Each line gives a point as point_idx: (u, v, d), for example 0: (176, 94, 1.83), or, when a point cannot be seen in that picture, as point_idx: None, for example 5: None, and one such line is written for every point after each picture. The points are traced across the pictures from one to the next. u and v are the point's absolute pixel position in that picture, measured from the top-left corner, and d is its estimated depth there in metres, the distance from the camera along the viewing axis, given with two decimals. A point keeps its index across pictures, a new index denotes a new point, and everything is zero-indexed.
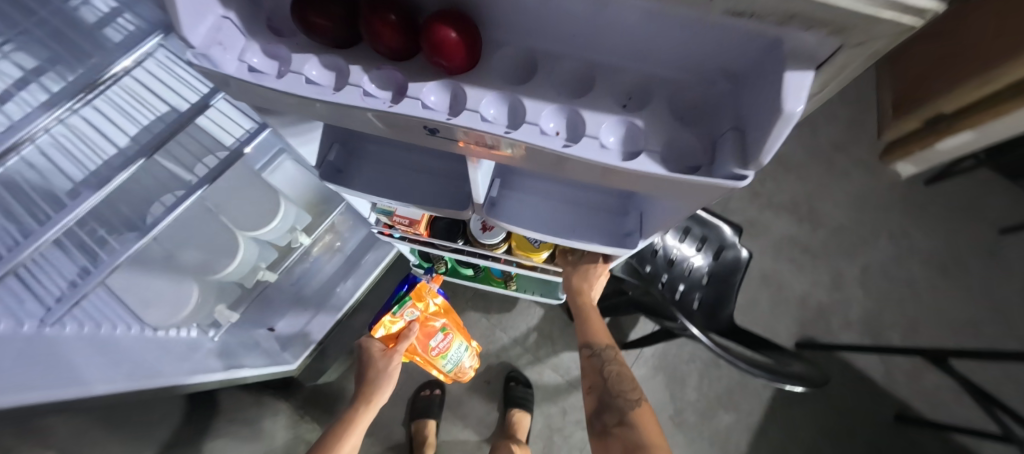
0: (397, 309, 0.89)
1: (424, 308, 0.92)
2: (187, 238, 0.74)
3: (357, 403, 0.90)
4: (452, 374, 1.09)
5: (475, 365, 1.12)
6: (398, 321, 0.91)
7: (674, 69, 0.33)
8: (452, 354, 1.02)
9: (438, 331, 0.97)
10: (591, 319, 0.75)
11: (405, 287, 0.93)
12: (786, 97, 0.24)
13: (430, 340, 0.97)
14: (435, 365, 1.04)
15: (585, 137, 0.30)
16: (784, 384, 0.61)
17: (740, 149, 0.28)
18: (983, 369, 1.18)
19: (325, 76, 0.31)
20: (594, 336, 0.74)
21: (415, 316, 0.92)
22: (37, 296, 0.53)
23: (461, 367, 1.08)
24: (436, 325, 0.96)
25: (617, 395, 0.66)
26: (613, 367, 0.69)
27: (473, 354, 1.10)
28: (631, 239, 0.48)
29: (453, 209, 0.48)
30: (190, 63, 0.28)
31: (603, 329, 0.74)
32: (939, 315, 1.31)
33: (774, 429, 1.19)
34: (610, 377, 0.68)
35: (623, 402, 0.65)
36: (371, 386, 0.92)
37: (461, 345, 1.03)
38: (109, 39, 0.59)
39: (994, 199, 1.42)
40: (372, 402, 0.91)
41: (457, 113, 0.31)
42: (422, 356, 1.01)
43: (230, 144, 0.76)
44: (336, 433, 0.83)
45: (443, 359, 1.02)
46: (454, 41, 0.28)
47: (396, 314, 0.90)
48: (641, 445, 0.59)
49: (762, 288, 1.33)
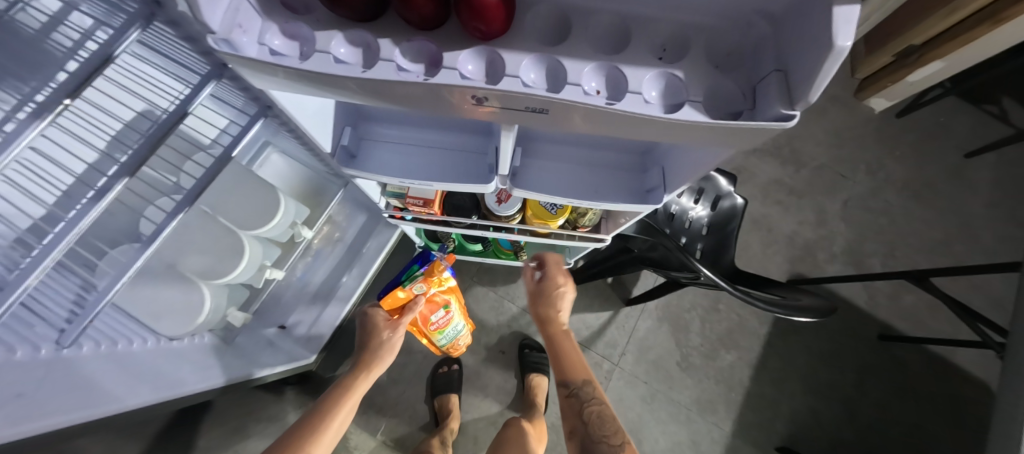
0: (407, 283, 0.84)
1: (434, 283, 0.88)
2: (186, 243, 0.68)
3: (358, 370, 0.88)
4: (445, 348, 1.10)
5: (468, 341, 1.14)
6: (406, 293, 0.86)
7: (708, 14, 0.32)
8: (448, 330, 1.03)
9: (441, 307, 0.95)
10: (568, 359, 0.81)
11: (420, 263, 0.85)
12: (839, 30, 0.24)
13: (433, 315, 0.96)
14: (430, 338, 1.04)
15: (629, 94, 0.30)
16: (791, 316, 0.67)
17: (785, 91, 0.28)
18: (951, 284, 1.29)
19: (353, 53, 0.30)
20: (570, 375, 0.79)
21: (424, 291, 0.88)
22: (47, 320, 0.51)
23: (454, 343, 1.10)
24: (441, 301, 0.94)
25: (600, 439, 0.69)
26: (593, 408, 0.74)
27: (468, 334, 1.11)
28: (654, 195, 0.49)
29: (478, 184, 0.46)
30: (213, 51, 0.27)
31: (584, 367, 0.80)
32: (912, 239, 1.41)
33: (771, 361, 1.29)
34: (591, 419, 0.72)
35: (607, 446, 0.68)
36: (372, 355, 0.90)
37: (458, 323, 1.03)
38: (51, 39, 0.46)
39: (959, 124, 1.50)
40: (372, 370, 0.88)
41: (497, 80, 0.30)
42: (420, 328, 1.01)
43: (207, 144, 0.68)
44: (334, 398, 0.80)
45: (439, 334, 1.02)
46: (494, 4, 0.27)
47: (406, 288, 0.85)
48: None
49: (754, 233, 1.39)
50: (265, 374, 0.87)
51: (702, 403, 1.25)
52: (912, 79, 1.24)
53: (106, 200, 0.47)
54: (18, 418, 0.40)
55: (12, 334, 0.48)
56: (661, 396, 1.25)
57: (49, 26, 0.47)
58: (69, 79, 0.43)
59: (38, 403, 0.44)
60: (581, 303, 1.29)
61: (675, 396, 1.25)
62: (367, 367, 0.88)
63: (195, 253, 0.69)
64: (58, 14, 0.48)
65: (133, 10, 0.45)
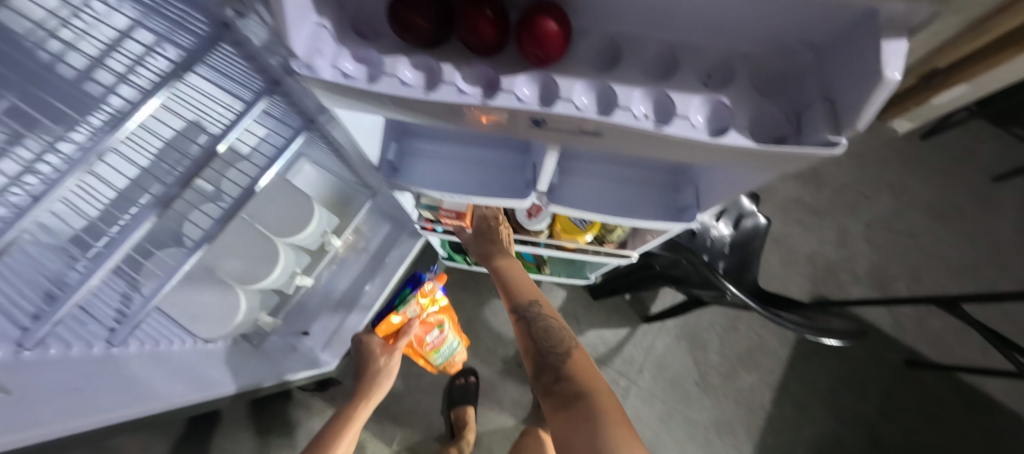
0: (400, 307, 0.83)
1: (427, 306, 0.87)
2: (226, 249, 0.70)
3: (356, 400, 0.91)
4: (441, 366, 1.09)
5: (463, 358, 1.13)
6: (400, 317, 0.86)
7: (754, 44, 0.34)
8: (444, 349, 1.02)
9: (436, 327, 0.94)
10: (512, 280, 0.73)
11: (411, 285, 0.82)
12: (886, 65, 0.25)
13: (427, 335, 0.95)
14: (425, 357, 1.04)
15: (677, 118, 0.32)
16: (819, 337, 0.66)
17: (831, 118, 0.30)
18: (982, 310, 1.25)
19: (417, 76, 0.32)
20: (518, 296, 0.71)
21: (416, 314, 0.88)
22: (97, 318, 0.55)
23: (451, 360, 1.08)
24: (435, 321, 0.94)
25: (550, 351, 0.62)
26: (542, 323, 0.67)
27: (463, 349, 1.10)
28: (688, 213, 0.50)
29: (515, 199, 0.47)
30: (295, 74, 0.29)
31: (531, 287, 0.72)
32: (939, 262, 1.38)
33: (794, 384, 1.26)
34: (539, 334, 0.65)
35: (558, 356, 0.61)
36: (370, 382, 0.92)
37: (453, 341, 1.02)
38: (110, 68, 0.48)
39: (985, 147, 1.48)
40: (369, 398, 0.91)
41: (552, 103, 0.31)
42: (415, 348, 1.00)
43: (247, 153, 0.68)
44: (336, 431, 0.83)
45: (435, 353, 1.02)
46: (555, 32, 0.29)
47: (400, 312, 0.85)
48: (584, 388, 0.55)
49: (774, 252, 1.37)
50: (299, 376, 0.92)
51: (722, 425, 1.22)
52: (936, 103, 1.25)
53: (162, 208, 0.50)
54: (72, 412, 0.42)
55: (71, 331, 0.51)
56: (679, 416, 1.22)
57: (116, 43, 0.48)
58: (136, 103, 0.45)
59: (90, 398, 0.46)
60: (598, 317, 1.28)
61: (693, 416, 1.22)
62: (365, 396, 0.90)
63: (233, 258, 0.71)
64: (125, 29, 0.48)
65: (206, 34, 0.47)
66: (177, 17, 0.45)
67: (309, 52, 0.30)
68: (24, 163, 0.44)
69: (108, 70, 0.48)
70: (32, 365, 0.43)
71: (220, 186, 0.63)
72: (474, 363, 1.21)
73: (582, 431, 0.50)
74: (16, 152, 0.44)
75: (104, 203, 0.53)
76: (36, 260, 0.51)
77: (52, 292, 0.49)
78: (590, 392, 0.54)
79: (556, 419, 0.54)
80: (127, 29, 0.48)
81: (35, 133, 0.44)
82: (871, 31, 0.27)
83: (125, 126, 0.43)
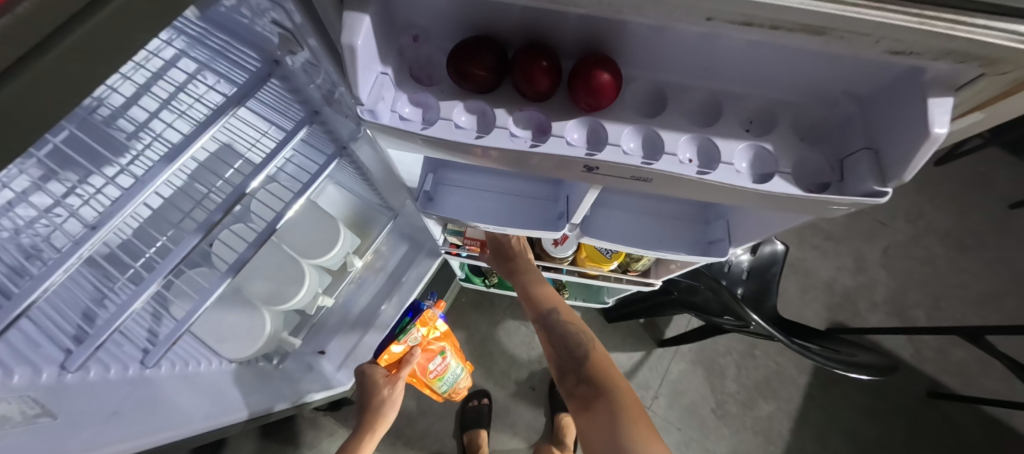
0: (400, 336, 0.83)
1: (427, 333, 0.86)
2: (254, 271, 0.72)
3: (363, 430, 0.88)
4: (446, 394, 1.05)
5: (469, 384, 1.08)
6: (401, 347, 0.85)
7: (797, 94, 0.35)
8: (448, 376, 0.98)
9: (438, 354, 0.91)
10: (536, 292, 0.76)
11: (410, 314, 0.84)
12: (932, 121, 0.26)
13: (429, 363, 0.92)
14: (430, 386, 1.00)
15: (722, 164, 0.33)
16: (850, 374, 0.65)
17: (876, 167, 0.31)
18: (1005, 339, 1.23)
19: (470, 120, 0.34)
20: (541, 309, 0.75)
21: (418, 341, 0.87)
22: (132, 339, 0.56)
23: (456, 387, 1.04)
24: (437, 349, 0.90)
25: (573, 358, 0.69)
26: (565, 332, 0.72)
27: (467, 376, 1.04)
28: (717, 247, 0.50)
29: (546, 230, 0.49)
30: (360, 120, 0.31)
31: (551, 296, 0.76)
32: (959, 290, 1.36)
33: (814, 414, 1.22)
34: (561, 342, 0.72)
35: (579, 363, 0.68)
36: (376, 413, 0.88)
37: (458, 367, 0.98)
38: (152, 99, 0.50)
39: (1001, 174, 1.48)
40: (376, 428, 0.88)
41: (600, 147, 0.33)
42: (418, 378, 0.96)
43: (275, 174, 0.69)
44: None
45: (439, 381, 0.98)
46: (608, 83, 0.31)
47: (401, 342, 0.84)
48: (608, 393, 0.62)
49: (791, 279, 1.36)
50: (315, 396, 0.92)
51: None
52: None
53: (205, 234, 0.51)
54: (110, 439, 0.43)
55: (108, 354, 0.52)
56: (695, 444, 1.19)
57: (160, 72, 0.50)
58: (187, 136, 0.48)
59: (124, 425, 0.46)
60: (612, 340, 1.27)
61: (711, 445, 1.19)
62: (373, 425, 0.88)
63: (263, 281, 0.73)
64: (170, 59, 0.50)
65: (256, 69, 0.50)
66: (235, 56, 0.49)
67: (372, 99, 0.32)
68: (69, 185, 0.46)
69: (153, 97, 0.50)
70: (72, 388, 0.43)
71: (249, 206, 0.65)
72: (488, 385, 1.19)
73: (604, 431, 0.58)
74: (64, 175, 0.45)
75: (141, 220, 0.55)
76: (77, 287, 0.49)
77: (91, 311, 0.49)
78: (613, 396, 0.61)
79: (581, 420, 0.62)
80: (173, 59, 0.50)
81: (87, 161, 0.46)
82: (919, 87, 0.28)
83: (177, 160, 0.45)
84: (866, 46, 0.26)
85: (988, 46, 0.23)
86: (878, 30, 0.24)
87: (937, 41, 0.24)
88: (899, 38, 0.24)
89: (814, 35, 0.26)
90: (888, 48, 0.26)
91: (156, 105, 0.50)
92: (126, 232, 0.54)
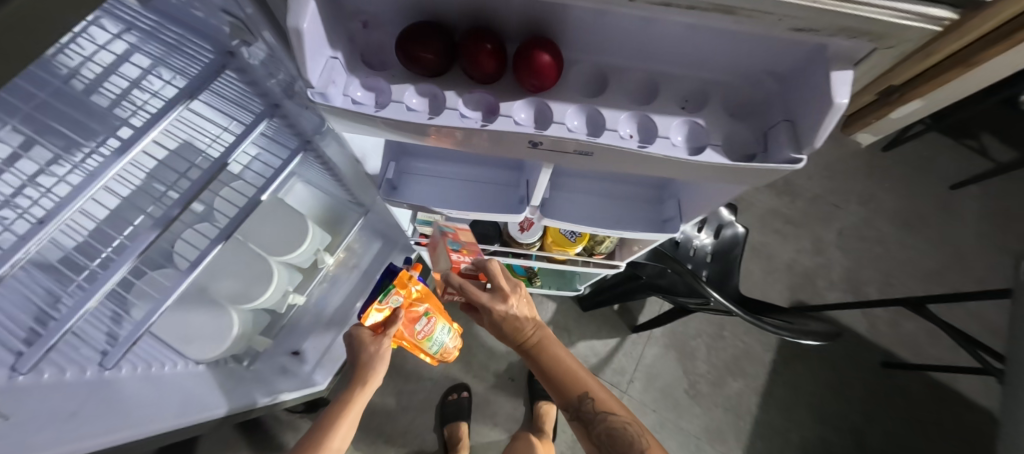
0: (381, 297, 0.78)
1: (408, 293, 0.82)
2: (219, 269, 0.71)
3: (353, 384, 0.83)
4: (437, 356, 1.02)
5: (459, 343, 1.07)
6: (382, 310, 0.80)
7: (723, 73, 0.39)
8: (437, 336, 0.94)
9: (421, 316, 0.88)
10: (555, 370, 0.64)
11: (388, 274, 0.79)
12: (834, 91, 0.29)
13: (415, 325, 0.88)
14: (420, 348, 0.96)
15: (659, 138, 0.35)
16: (799, 339, 0.71)
17: (793, 136, 0.34)
18: (947, 310, 1.34)
19: (422, 102, 0.35)
20: (565, 392, 0.62)
21: (401, 302, 0.82)
22: (89, 342, 0.54)
23: (445, 348, 1.02)
24: (420, 310, 0.87)
25: None
26: (601, 425, 0.59)
27: (456, 335, 1.03)
28: (670, 225, 0.53)
29: (509, 213, 0.50)
30: (311, 101, 0.32)
31: (574, 373, 0.63)
32: (906, 267, 1.47)
33: (778, 388, 1.29)
34: (601, 440, 0.58)
35: None
36: (365, 368, 0.82)
37: (446, 327, 0.95)
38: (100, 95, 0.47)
39: (942, 159, 1.60)
40: (368, 383, 0.82)
41: (546, 125, 0.35)
42: (408, 341, 0.92)
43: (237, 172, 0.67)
44: (332, 415, 0.79)
45: (429, 341, 0.94)
46: (548, 63, 0.33)
47: (382, 303, 0.79)
48: None
49: (754, 262, 1.43)
50: (287, 398, 0.89)
51: (711, 431, 1.24)
52: (895, 116, 1.32)
53: (163, 228, 0.50)
54: (87, 433, 0.43)
55: (62, 356, 0.50)
56: (670, 424, 1.24)
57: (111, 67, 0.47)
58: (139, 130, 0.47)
59: (90, 423, 0.45)
60: (588, 328, 1.30)
61: (685, 424, 1.24)
62: (362, 381, 0.82)
63: (229, 279, 0.72)
64: (122, 54, 0.48)
65: (210, 60, 0.50)
66: (188, 49, 0.48)
67: (323, 82, 0.33)
68: (18, 183, 0.43)
69: (105, 92, 0.47)
70: (26, 389, 0.43)
71: (212, 204, 0.64)
72: (467, 378, 1.20)
73: None
74: (9, 174, 0.43)
75: (95, 221, 0.52)
76: (27, 290, 0.47)
77: (44, 313, 0.47)
78: None
79: None
80: (126, 54, 0.48)
81: (30, 156, 0.44)
82: (823, 63, 0.31)
83: (130, 153, 0.45)
84: (772, 23, 0.29)
85: (869, 22, 0.26)
86: (778, 8, 0.26)
87: (829, 17, 0.26)
88: (796, 16, 0.27)
89: (725, 15, 0.28)
90: (792, 26, 0.29)
91: (108, 101, 0.47)
92: (81, 234, 0.51)
